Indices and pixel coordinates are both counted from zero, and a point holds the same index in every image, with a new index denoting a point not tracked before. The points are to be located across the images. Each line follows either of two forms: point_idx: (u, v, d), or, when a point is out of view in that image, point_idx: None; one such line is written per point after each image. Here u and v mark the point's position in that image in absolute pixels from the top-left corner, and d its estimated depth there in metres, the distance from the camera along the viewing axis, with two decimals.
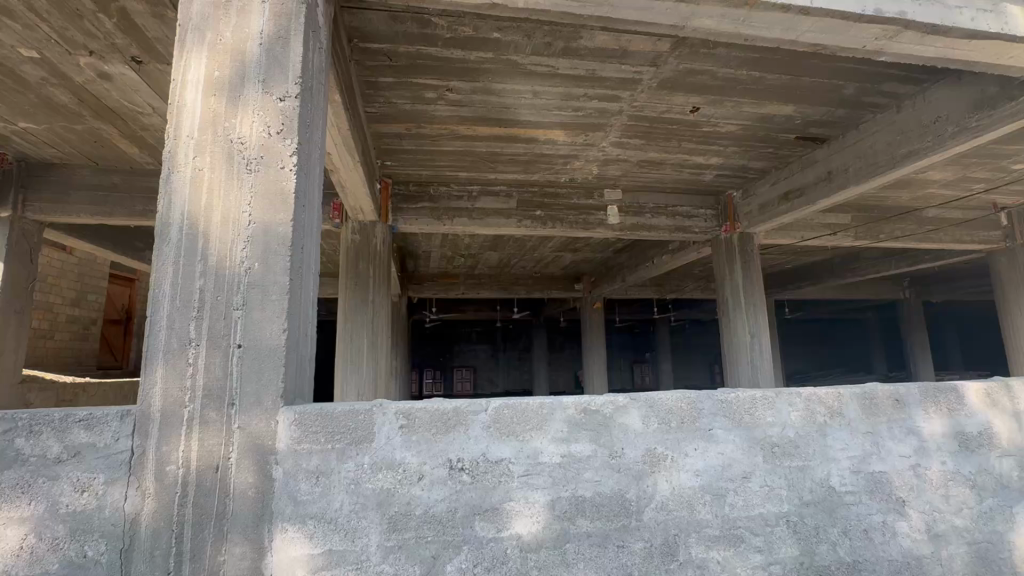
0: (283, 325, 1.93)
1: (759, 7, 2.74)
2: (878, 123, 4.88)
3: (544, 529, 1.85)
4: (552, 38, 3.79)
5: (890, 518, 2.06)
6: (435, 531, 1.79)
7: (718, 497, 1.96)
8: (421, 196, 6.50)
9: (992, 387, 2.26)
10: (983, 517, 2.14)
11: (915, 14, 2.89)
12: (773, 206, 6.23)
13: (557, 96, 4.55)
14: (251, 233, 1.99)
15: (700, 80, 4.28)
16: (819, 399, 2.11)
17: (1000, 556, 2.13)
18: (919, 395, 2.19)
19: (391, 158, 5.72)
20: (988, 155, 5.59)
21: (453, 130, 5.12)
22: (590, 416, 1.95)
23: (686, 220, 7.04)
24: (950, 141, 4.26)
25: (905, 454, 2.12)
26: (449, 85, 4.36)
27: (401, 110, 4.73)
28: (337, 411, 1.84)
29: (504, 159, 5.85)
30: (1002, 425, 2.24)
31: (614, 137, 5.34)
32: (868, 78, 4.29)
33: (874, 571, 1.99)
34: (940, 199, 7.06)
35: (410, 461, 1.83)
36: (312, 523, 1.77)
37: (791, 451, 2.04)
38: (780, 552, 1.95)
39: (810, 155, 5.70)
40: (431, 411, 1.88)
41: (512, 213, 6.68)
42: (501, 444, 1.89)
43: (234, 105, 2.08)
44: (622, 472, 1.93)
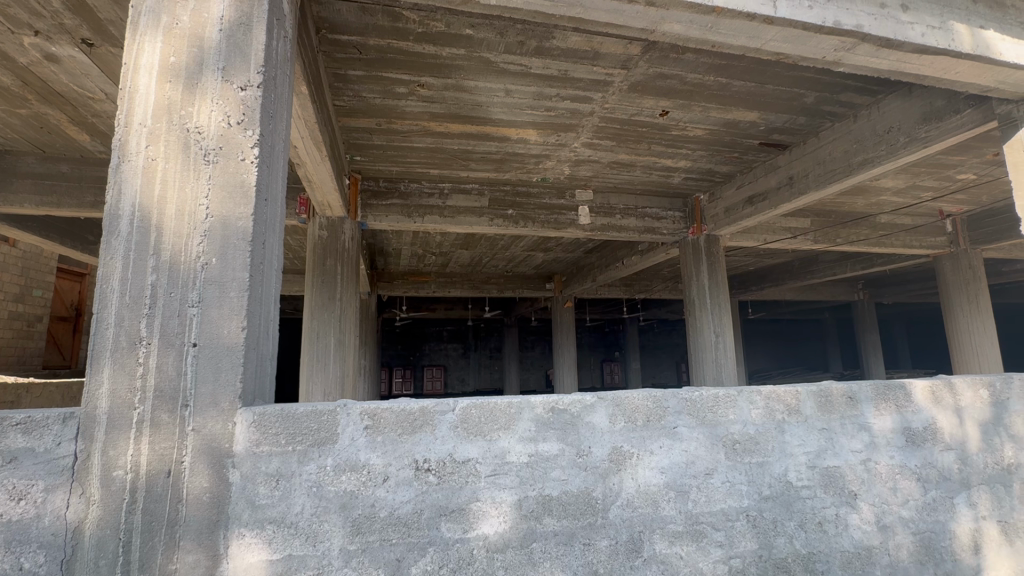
0: (242, 323, 1.85)
1: (726, 14, 2.80)
2: (836, 131, 5.07)
3: (510, 528, 1.84)
4: (525, 37, 3.79)
5: (842, 511, 2.14)
6: (400, 534, 1.76)
7: (682, 494, 2.00)
8: (391, 192, 6.41)
9: (937, 386, 2.38)
10: (927, 508, 2.25)
11: (870, 28, 3.01)
12: (737, 209, 6.42)
13: (530, 95, 4.55)
14: (208, 227, 1.90)
15: (669, 84, 4.36)
16: (777, 397, 2.19)
17: (943, 545, 2.24)
18: (870, 393, 2.29)
19: (360, 153, 5.61)
20: (936, 164, 5.90)
21: (425, 127, 5.06)
22: (558, 415, 1.96)
23: (655, 221, 7.17)
24: (902, 151, 4.47)
25: (856, 449, 2.22)
26: (421, 81, 4.31)
27: (372, 105, 4.64)
28: (298, 412, 1.79)
29: (476, 158, 5.82)
30: (945, 420, 2.36)
31: (586, 138, 5.38)
32: (827, 88, 4.47)
33: (827, 562, 2.07)
34: (892, 206, 7.42)
35: (374, 463, 1.80)
36: (271, 528, 1.71)
37: (751, 447, 2.10)
38: (740, 546, 2.01)
39: (773, 161, 5.88)
40: (397, 411, 1.85)
41: (483, 211, 6.64)
42: (468, 444, 1.87)
43: (191, 93, 1.99)
44: (589, 470, 1.95)
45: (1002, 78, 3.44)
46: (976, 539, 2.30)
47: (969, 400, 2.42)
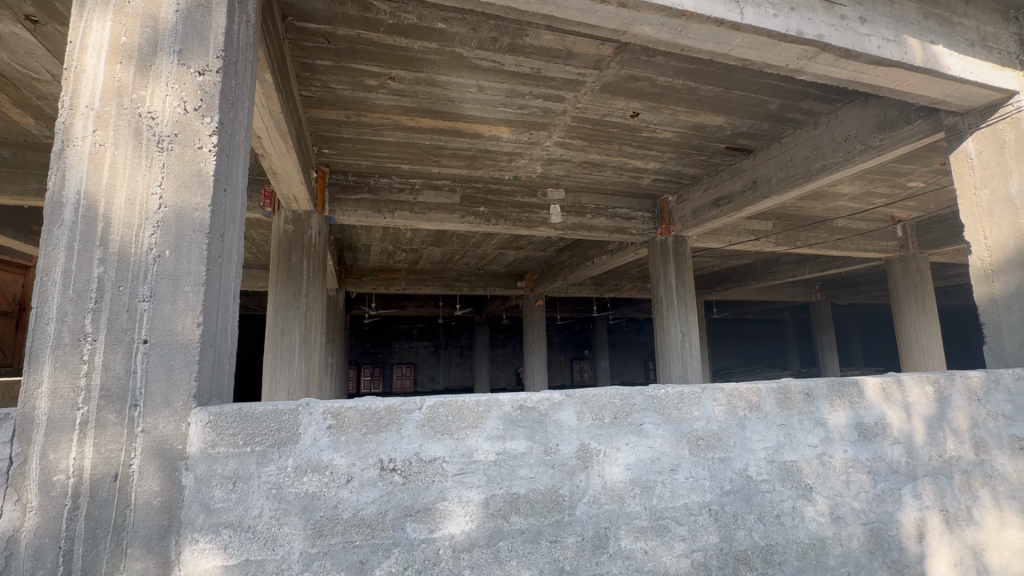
0: (198, 318, 1.77)
1: (696, 18, 2.86)
2: (798, 138, 5.26)
3: (477, 527, 1.82)
4: (498, 33, 3.77)
5: (799, 503, 2.22)
6: (363, 535, 1.72)
7: (647, 490, 2.03)
8: (360, 186, 6.28)
9: (887, 383, 2.50)
10: (877, 499, 2.36)
11: (831, 38, 3.13)
12: (704, 211, 6.58)
13: (502, 92, 4.54)
14: (161, 217, 1.81)
15: (640, 86, 4.43)
16: (739, 394, 2.24)
17: (891, 534, 2.35)
18: (826, 389, 2.38)
19: (328, 146, 5.47)
20: (889, 172, 6.20)
21: (396, 121, 4.97)
22: (526, 413, 1.96)
23: (625, 221, 7.27)
24: (858, 158, 4.66)
25: (813, 444, 2.30)
26: (391, 74, 4.23)
27: (341, 97, 4.53)
28: (258, 411, 1.72)
29: (448, 154, 5.76)
30: (894, 416, 2.48)
31: (558, 138, 5.41)
32: (789, 96, 4.62)
33: (784, 553, 2.14)
34: (848, 211, 7.76)
35: (337, 463, 1.75)
36: (227, 532, 1.64)
37: (714, 443, 2.15)
38: (702, 540, 2.05)
39: (738, 165, 6.05)
40: (362, 411, 1.80)
41: (455, 208, 6.58)
42: (435, 443, 1.84)
43: (144, 76, 1.89)
44: (556, 467, 1.95)
45: (949, 92, 3.63)
46: (920, 528, 2.42)
47: (916, 397, 2.55)
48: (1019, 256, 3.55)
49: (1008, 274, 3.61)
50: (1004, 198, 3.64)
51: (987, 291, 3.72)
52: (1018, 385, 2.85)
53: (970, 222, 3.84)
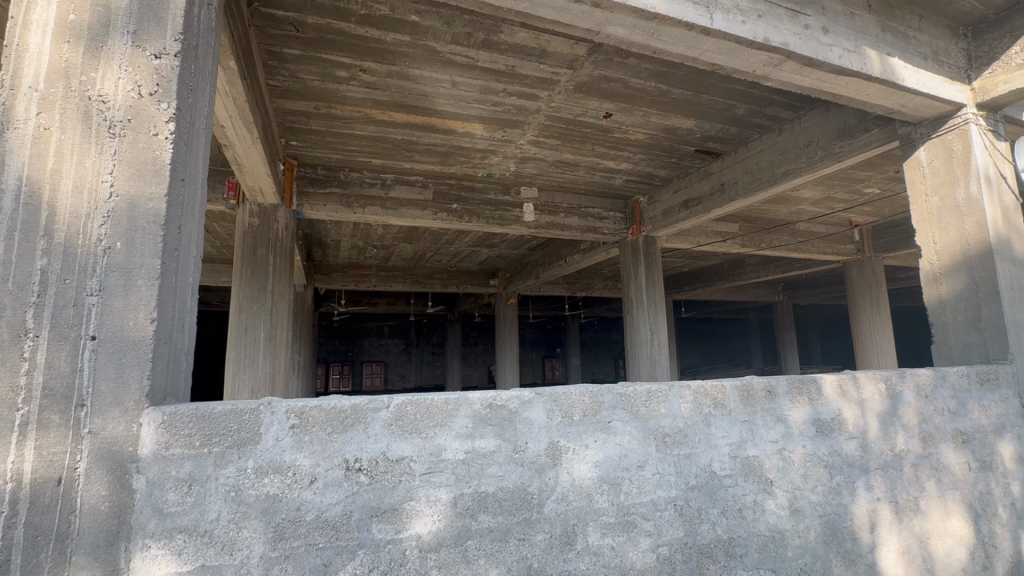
0: (152, 314, 1.69)
1: (667, 21, 2.90)
2: (763, 143, 5.42)
3: (445, 527, 1.80)
4: (472, 29, 3.74)
5: (759, 497, 2.28)
6: (327, 537, 1.68)
7: (615, 487, 2.05)
8: (329, 180, 6.13)
9: (843, 380, 2.60)
10: (833, 491, 2.45)
11: (795, 46, 3.22)
12: (674, 212, 6.70)
13: (476, 89, 4.50)
14: (112, 207, 1.72)
15: (613, 87, 4.47)
16: (705, 392, 2.29)
17: (845, 526, 2.44)
18: (786, 386, 2.46)
19: (296, 138, 5.32)
20: (847, 178, 6.46)
21: (368, 114, 4.87)
22: (495, 411, 1.95)
23: (597, 221, 7.34)
24: (819, 164, 4.83)
25: (774, 439, 2.38)
26: (363, 65, 4.13)
27: (311, 87, 4.41)
28: (216, 411, 1.65)
29: (420, 149, 5.69)
30: (850, 412, 2.58)
31: (531, 136, 5.41)
32: (756, 102, 4.76)
33: (745, 545, 2.20)
34: (810, 215, 8.05)
35: (300, 463, 1.70)
36: (181, 538, 1.57)
37: (681, 440, 2.19)
38: (667, 534, 2.08)
39: (706, 168, 6.19)
40: (327, 410, 1.75)
41: (427, 204, 6.52)
42: (402, 442, 1.81)
43: (95, 56, 1.78)
44: (525, 465, 1.95)
45: (904, 102, 3.80)
46: (872, 518, 2.53)
47: (870, 394, 2.66)
48: (964, 260, 3.76)
49: (954, 277, 3.81)
50: (953, 204, 3.84)
51: (935, 293, 3.92)
52: (961, 382, 3.02)
53: (921, 226, 4.03)
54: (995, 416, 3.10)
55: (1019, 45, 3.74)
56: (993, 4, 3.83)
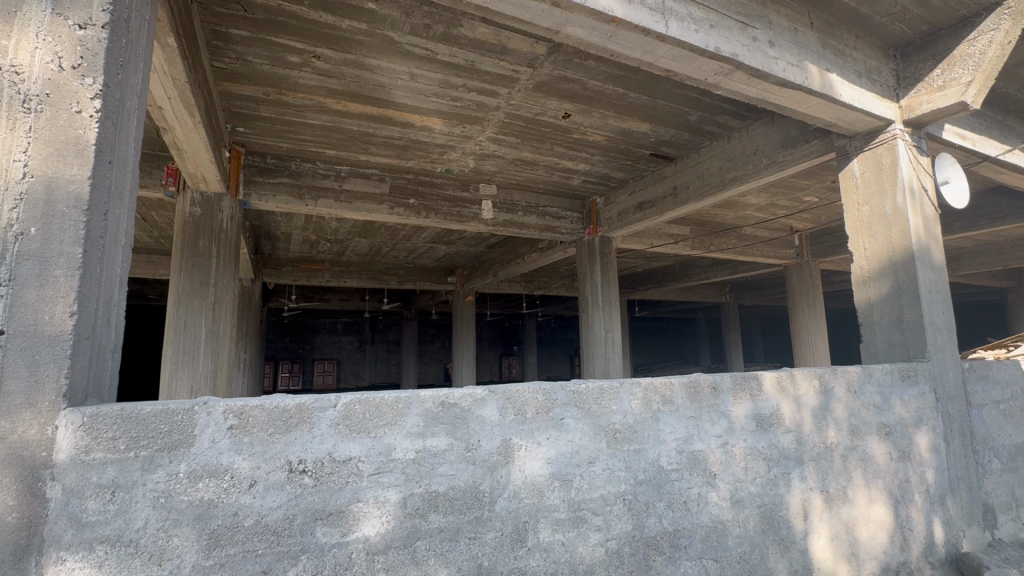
0: (71, 307, 1.55)
1: (625, 25, 2.95)
2: (714, 149, 5.63)
3: (393, 528, 1.76)
4: (431, 21, 3.68)
5: (704, 490, 2.37)
6: (267, 543, 1.60)
7: (566, 483, 2.07)
8: (279, 170, 5.87)
9: (782, 378, 2.74)
10: (770, 482, 2.58)
11: (743, 57, 3.36)
12: (629, 214, 6.86)
13: (435, 82, 4.43)
14: (26, 188, 1.57)
15: (572, 88, 4.51)
16: (654, 389, 2.36)
17: (781, 515, 2.57)
18: (730, 383, 2.57)
19: (243, 124, 5.06)
20: (789, 186, 6.83)
21: (321, 103, 4.69)
22: (447, 409, 1.92)
23: (555, 220, 7.39)
24: (764, 171, 5.07)
25: (717, 433, 2.47)
26: (316, 52, 3.97)
27: (260, 72, 4.20)
28: (145, 412, 1.54)
29: (377, 141, 5.54)
30: (787, 407, 2.72)
31: (490, 133, 5.39)
32: (707, 109, 4.93)
33: (689, 536, 2.28)
34: (755, 221, 8.46)
35: (239, 466, 1.61)
36: (102, 549, 1.45)
37: (630, 435, 2.25)
38: (616, 528, 2.13)
39: (660, 171, 6.36)
40: (269, 410, 1.67)
41: (383, 199, 6.36)
42: (350, 442, 1.76)
43: (7, 22, 1.63)
44: (477, 463, 1.93)
45: (841, 116, 4.04)
46: (805, 507, 2.68)
47: (805, 390, 2.82)
48: (889, 265, 4.05)
49: (880, 281, 4.10)
50: (881, 214, 4.12)
51: (864, 296, 4.21)
52: (885, 378, 3.25)
53: (854, 233, 4.31)
54: (914, 409, 3.35)
55: (941, 68, 4.07)
56: (919, 29, 4.14)
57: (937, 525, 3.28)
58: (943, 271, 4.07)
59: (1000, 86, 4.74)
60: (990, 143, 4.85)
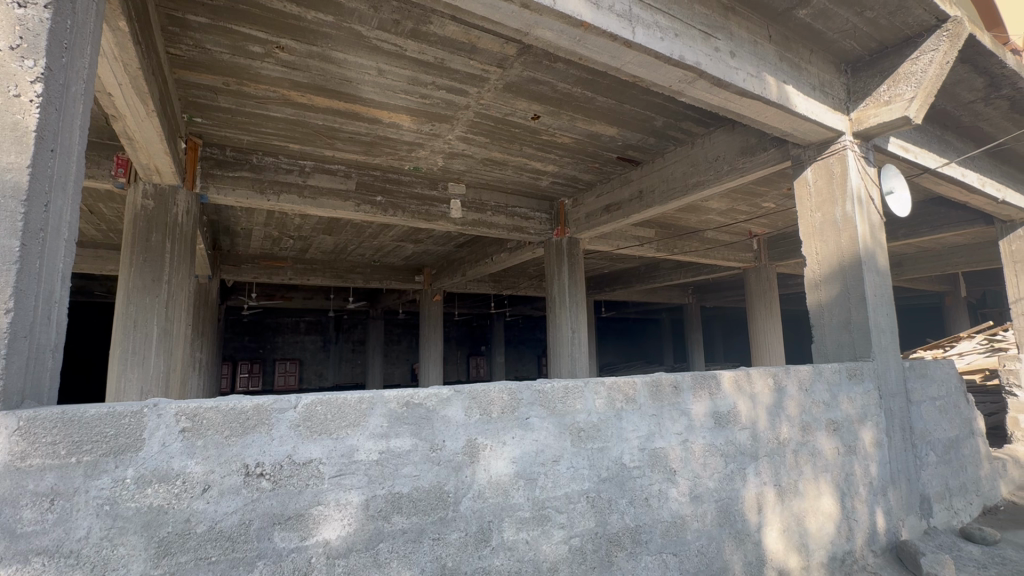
0: (6, 304, 1.45)
1: (593, 30, 3.00)
2: (678, 154, 5.78)
3: (355, 531, 1.73)
4: (401, 16, 3.63)
5: (664, 486, 2.44)
6: (221, 549, 1.54)
7: (530, 482, 2.09)
8: (239, 163, 5.67)
9: (738, 377, 2.85)
10: (727, 477, 2.67)
11: (706, 66, 3.47)
12: (596, 216, 6.96)
13: (403, 78, 4.37)
14: None
15: (541, 90, 4.54)
16: (618, 388, 2.40)
17: (736, 508, 2.67)
18: (690, 382, 2.65)
19: (200, 115, 4.85)
20: (748, 192, 7.09)
21: (284, 95, 4.55)
22: (412, 410, 1.90)
23: (523, 221, 7.42)
24: (725, 177, 5.24)
25: (678, 431, 2.54)
26: (279, 43, 3.85)
27: (219, 61, 4.04)
28: (89, 415, 1.46)
29: (343, 137, 5.42)
30: (743, 405, 2.83)
31: (460, 132, 5.36)
32: (672, 115, 5.06)
33: (650, 532, 2.34)
34: (716, 225, 8.73)
35: (191, 471, 1.55)
36: (39, 561, 1.37)
37: (594, 434, 2.28)
38: (579, 525, 2.16)
39: (627, 175, 6.49)
40: (224, 411, 1.62)
41: (349, 195, 6.24)
42: (310, 444, 1.71)
43: None
44: (442, 464, 1.92)
45: (796, 126, 4.23)
46: (759, 501, 2.79)
47: (760, 388, 2.93)
48: (839, 270, 4.26)
49: (830, 284, 4.31)
50: (832, 220, 4.33)
51: (815, 299, 4.42)
52: (834, 377, 3.43)
53: (807, 239, 4.51)
54: (859, 406, 3.54)
55: (887, 85, 4.31)
56: (868, 46, 4.37)
57: (879, 515, 3.48)
58: (887, 275, 4.32)
59: (940, 103, 5.07)
60: (930, 156, 5.18)
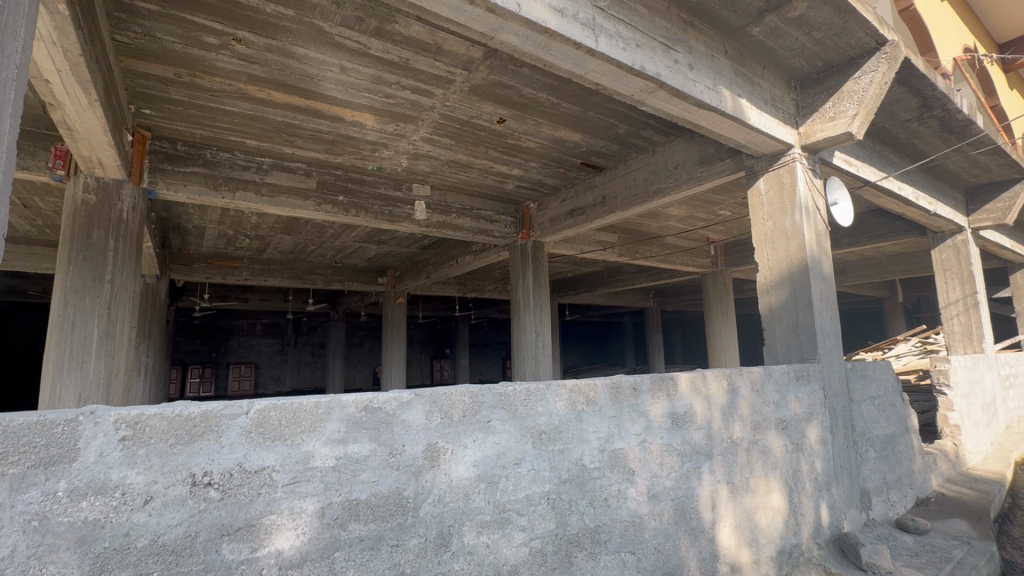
0: None
1: (558, 37, 3.04)
2: (639, 161, 5.94)
3: (310, 540, 1.68)
4: (364, 13, 3.58)
5: (623, 486, 2.49)
6: (163, 565, 1.46)
7: (491, 485, 2.08)
8: (192, 158, 5.43)
9: (695, 378, 2.94)
10: (684, 476, 2.75)
11: (666, 77, 3.58)
12: (561, 220, 7.04)
13: (367, 77, 4.30)
14: None
15: (507, 94, 4.56)
16: (579, 390, 2.43)
17: (691, 507, 2.75)
18: (649, 384, 2.72)
19: (148, 107, 4.61)
20: (706, 200, 7.35)
21: (241, 89, 4.39)
22: (370, 414, 1.87)
23: (488, 224, 7.42)
24: (683, 185, 5.41)
25: (636, 432, 2.60)
26: (236, 35, 3.71)
27: (170, 50, 3.86)
28: (15, 423, 1.36)
29: (303, 134, 5.27)
30: (700, 405, 2.93)
31: (425, 133, 5.32)
32: (634, 124, 5.19)
33: (609, 531, 2.38)
34: (676, 231, 9.00)
35: (132, 481, 1.46)
36: None
37: (555, 436, 2.30)
38: (539, 528, 2.17)
39: (590, 180, 6.61)
40: (169, 418, 1.54)
41: (309, 194, 6.08)
42: (264, 450, 1.66)
43: None
44: (401, 469, 1.89)
45: (750, 138, 4.41)
46: (713, 499, 2.88)
47: (715, 389, 3.04)
48: (788, 276, 4.48)
49: (780, 289, 4.53)
50: (782, 228, 4.54)
51: (767, 303, 4.62)
52: (783, 377, 3.60)
53: (759, 246, 4.72)
54: (806, 405, 3.72)
55: (832, 101, 4.56)
56: (815, 64, 4.62)
57: (823, 509, 3.66)
58: (832, 281, 4.56)
59: (879, 120, 5.41)
60: (871, 170, 5.52)
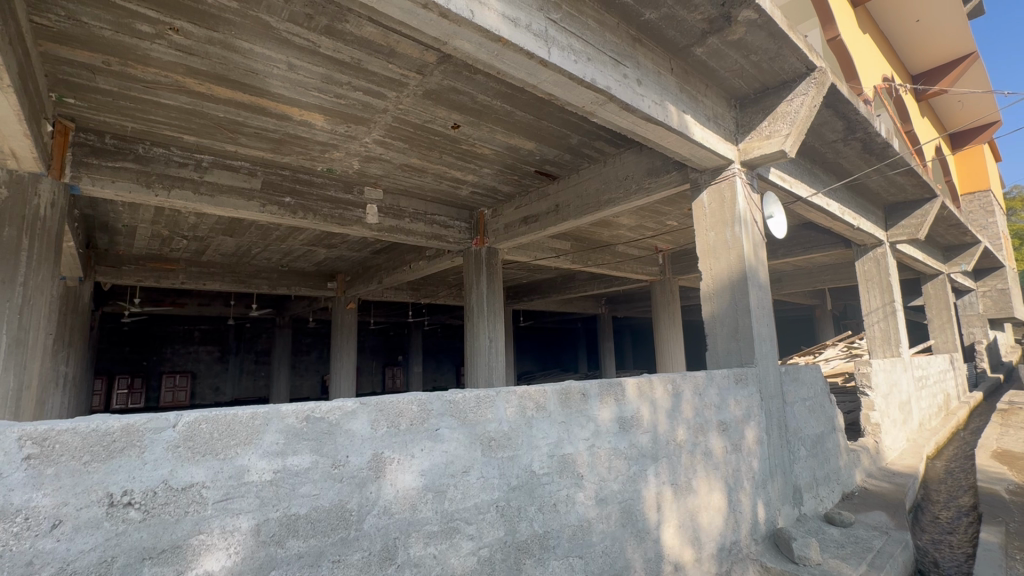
0: None
1: (510, 46, 3.07)
2: (591, 171, 6.07)
3: (243, 559, 1.59)
4: (313, 11, 3.48)
5: (571, 490, 2.51)
6: None
7: (439, 494, 2.05)
8: (122, 152, 5.07)
9: (642, 383, 3.03)
10: (630, 479, 2.82)
11: (616, 91, 3.70)
12: (515, 226, 7.08)
13: (317, 76, 4.17)
14: None
15: (461, 99, 4.55)
16: (528, 396, 2.44)
17: (638, 508, 2.82)
18: (598, 389, 2.77)
19: (73, 96, 4.27)
20: (653, 210, 7.61)
21: (178, 81, 4.15)
22: (312, 425, 1.80)
23: (442, 229, 7.36)
24: (633, 196, 5.59)
25: (585, 437, 2.64)
26: (173, 24, 3.51)
27: (97, 36, 3.59)
28: None
29: (248, 132, 5.05)
30: (646, 410, 3.01)
31: (377, 135, 5.21)
32: (586, 134, 5.31)
33: (557, 536, 2.40)
34: (626, 240, 9.26)
35: (38, 504, 1.34)
36: None
37: (504, 442, 2.30)
38: (487, 536, 2.15)
39: (544, 188, 6.70)
40: (84, 434, 1.42)
41: (253, 194, 5.82)
42: (192, 466, 1.55)
43: None
44: (345, 481, 1.83)
45: (694, 152, 4.62)
46: (658, 500, 2.97)
47: (660, 394, 3.13)
48: (728, 285, 4.70)
49: (721, 297, 4.75)
50: (724, 239, 4.77)
51: (709, 310, 4.84)
52: (724, 381, 3.77)
53: (702, 257, 4.93)
54: (744, 407, 3.91)
55: (768, 121, 4.85)
56: (753, 86, 4.91)
57: (760, 506, 3.85)
58: (768, 290, 4.83)
59: (810, 140, 5.81)
60: (802, 186, 5.91)
